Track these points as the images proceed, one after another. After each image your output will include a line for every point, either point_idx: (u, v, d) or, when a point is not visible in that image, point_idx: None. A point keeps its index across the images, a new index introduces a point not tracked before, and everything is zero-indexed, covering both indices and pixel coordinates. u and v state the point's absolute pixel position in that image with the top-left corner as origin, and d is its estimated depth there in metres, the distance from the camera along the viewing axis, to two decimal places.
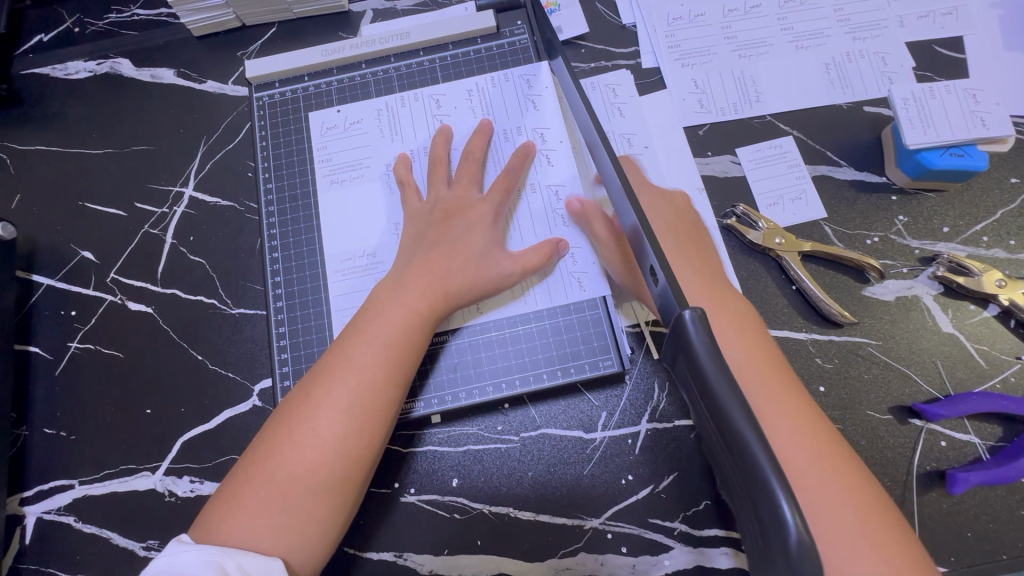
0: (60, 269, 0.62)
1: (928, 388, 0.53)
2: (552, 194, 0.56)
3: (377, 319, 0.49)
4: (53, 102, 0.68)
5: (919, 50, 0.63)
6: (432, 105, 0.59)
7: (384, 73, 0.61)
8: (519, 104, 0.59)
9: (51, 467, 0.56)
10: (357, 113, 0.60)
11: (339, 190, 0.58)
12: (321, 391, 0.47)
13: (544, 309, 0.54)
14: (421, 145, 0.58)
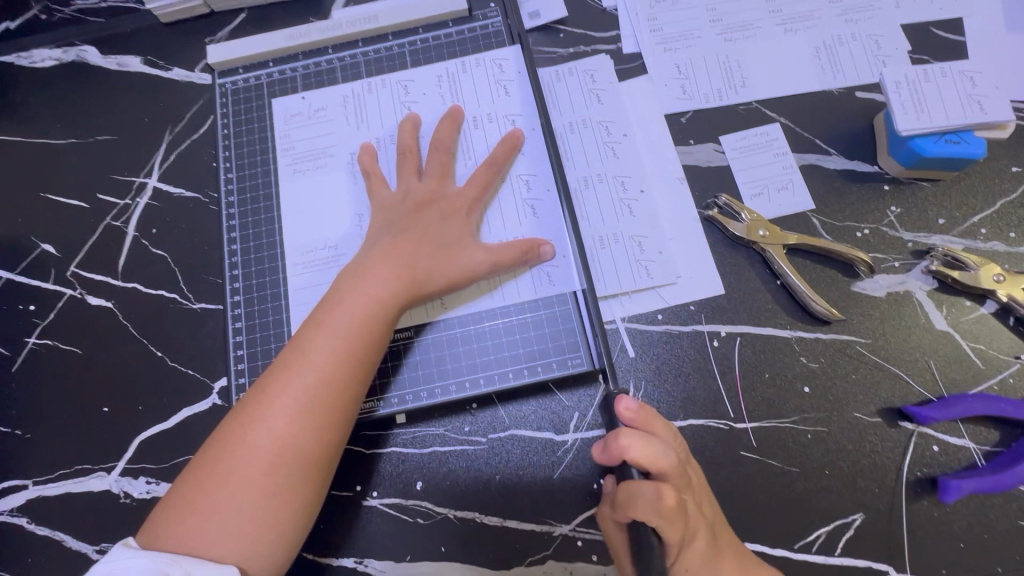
0: (20, 263, 0.60)
1: (921, 389, 0.49)
2: (523, 184, 0.53)
3: (337, 310, 0.46)
4: (17, 92, 0.66)
5: (915, 32, 0.59)
6: (400, 93, 0.57)
7: (352, 59, 0.59)
8: (491, 91, 0.56)
9: (5, 467, 0.54)
10: (324, 101, 0.58)
11: (302, 180, 0.56)
12: (277, 388, 0.44)
13: (513, 304, 0.52)
14: (388, 134, 0.56)
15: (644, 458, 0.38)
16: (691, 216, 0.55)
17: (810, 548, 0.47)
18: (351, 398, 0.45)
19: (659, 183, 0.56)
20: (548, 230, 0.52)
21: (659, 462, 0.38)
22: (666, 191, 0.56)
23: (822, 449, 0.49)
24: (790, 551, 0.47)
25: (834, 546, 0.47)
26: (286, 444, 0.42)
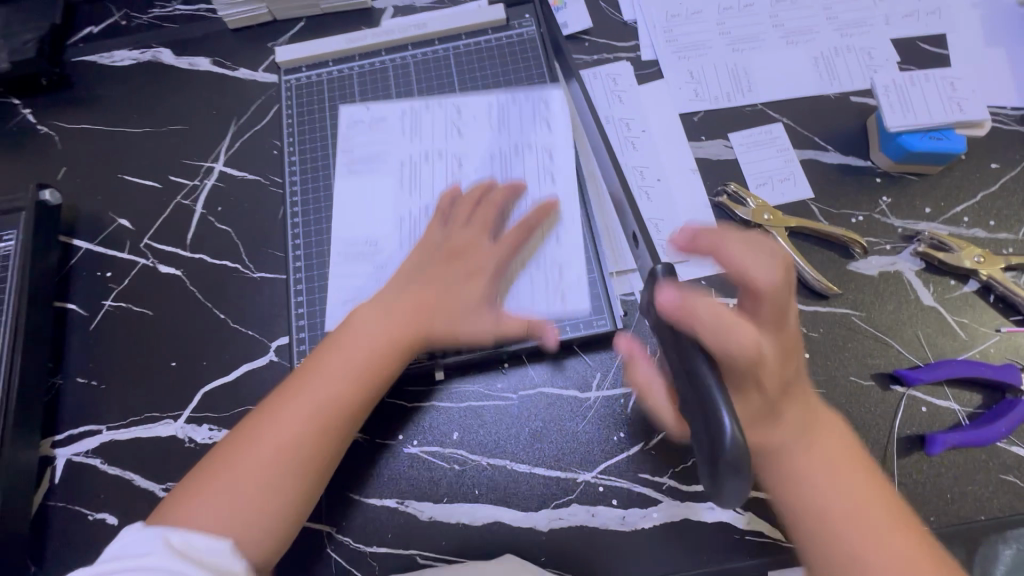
0: (99, 235, 0.67)
1: (910, 357, 0.55)
2: (548, 210, 0.59)
3: (363, 333, 0.50)
4: (100, 87, 0.74)
5: (904, 46, 0.66)
6: (453, 115, 0.63)
7: (412, 76, 0.66)
8: (537, 120, 0.62)
9: (82, 413, 0.60)
10: (382, 113, 0.64)
11: (356, 185, 0.62)
12: (296, 393, 0.47)
13: (532, 269, 0.57)
14: (439, 153, 0.62)
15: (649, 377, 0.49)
16: (702, 202, 0.62)
17: None
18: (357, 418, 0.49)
19: (674, 172, 0.63)
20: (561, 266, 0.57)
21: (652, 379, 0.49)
22: (680, 179, 0.62)
23: None
24: None
25: None
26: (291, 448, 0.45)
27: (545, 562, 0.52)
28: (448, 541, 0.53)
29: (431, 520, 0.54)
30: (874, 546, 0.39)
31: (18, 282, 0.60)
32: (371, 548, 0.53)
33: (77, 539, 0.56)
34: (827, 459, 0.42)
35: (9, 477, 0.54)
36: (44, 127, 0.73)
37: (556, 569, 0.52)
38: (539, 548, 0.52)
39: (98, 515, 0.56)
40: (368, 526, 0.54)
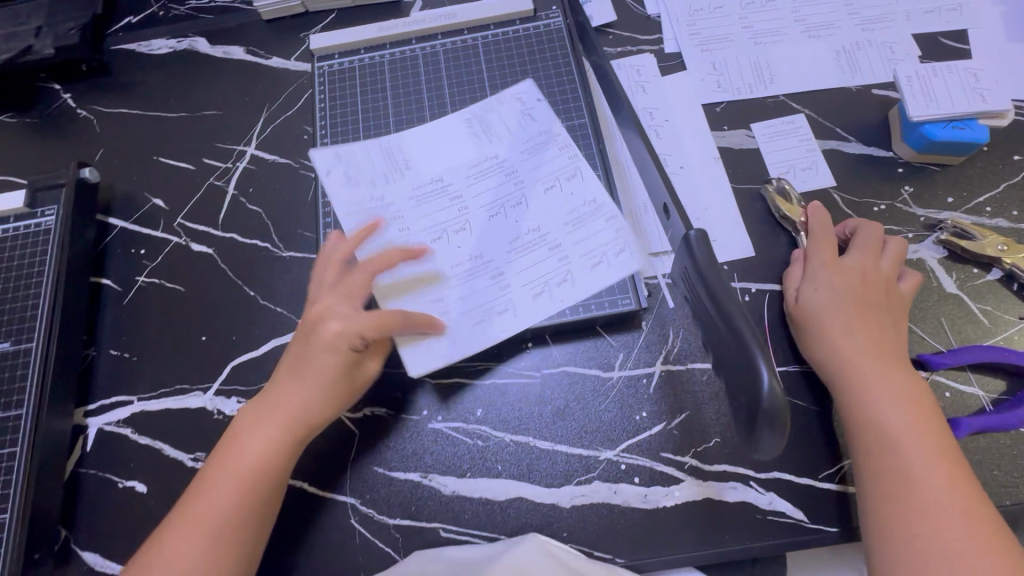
0: (134, 214, 0.69)
1: (933, 342, 0.55)
2: (506, 285, 0.56)
3: (266, 407, 0.53)
4: (137, 73, 0.77)
5: (925, 41, 0.67)
6: (528, 187, 0.59)
7: (531, 125, 0.61)
8: (594, 237, 0.56)
9: (114, 384, 0.61)
10: (474, 141, 0.61)
11: (359, 195, 0.59)
12: (212, 474, 0.50)
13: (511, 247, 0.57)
14: (489, 205, 0.59)
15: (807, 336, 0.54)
16: (725, 189, 0.62)
17: (834, 478, 0.52)
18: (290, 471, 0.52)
19: (696, 160, 0.64)
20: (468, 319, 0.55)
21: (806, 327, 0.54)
22: (702, 167, 0.63)
23: None
24: (815, 479, 0.52)
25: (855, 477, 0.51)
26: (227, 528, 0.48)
27: (567, 537, 0.52)
28: (470, 514, 0.54)
29: (453, 493, 0.54)
30: (927, 466, 0.44)
31: (58, 255, 0.62)
32: (394, 520, 0.54)
33: (107, 505, 0.57)
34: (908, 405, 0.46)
35: (44, 442, 0.56)
36: (84, 111, 0.75)
37: (577, 544, 0.52)
38: (561, 523, 0.53)
39: (128, 483, 0.58)
40: (391, 498, 0.54)
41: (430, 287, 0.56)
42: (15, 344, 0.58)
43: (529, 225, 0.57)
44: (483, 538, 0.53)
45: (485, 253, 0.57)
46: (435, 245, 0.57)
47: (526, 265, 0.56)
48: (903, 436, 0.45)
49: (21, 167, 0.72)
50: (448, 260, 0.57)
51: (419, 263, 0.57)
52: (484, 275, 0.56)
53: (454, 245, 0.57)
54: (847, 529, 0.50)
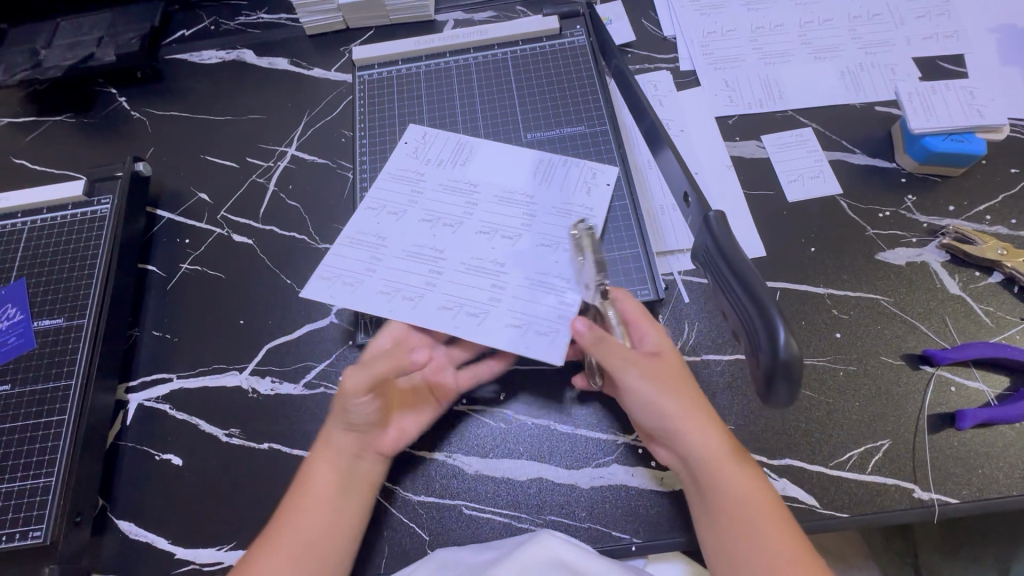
0: (180, 207, 0.74)
1: (938, 340, 0.58)
2: (431, 280, 0.58)
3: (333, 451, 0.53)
4: (188, 80, 0.83)
5: (925, 64, 0.72)
6: (527, 238, 0.60)
7: (583, 196, 0.62)
8: (534, 305, 0.56)
9: (156, 363, 0.65)
10: (527, 174, 0.64)
11: (408, 164, 0.66)
12: (294, 514, 0.51)
13: (476, 260, 0.59)
14: (487, 226, 0.61)
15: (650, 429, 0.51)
16: (738, 194, 0.66)
17: (845, 466, 0.54)
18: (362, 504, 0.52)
19: (709, 167, 0.68)
20: (364, 282, 0.58)
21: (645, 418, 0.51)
22: (715, 174, 0.68)
23: (854, 385, 0.57)
24: (825, 467, 0.54)
25: (865, 466, 0.53)
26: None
27: (585, 517, 0.54)
28: (492, 493, 0.56)
29: (476, 472, 0.56)
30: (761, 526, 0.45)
31: (111, 240, 0.66)
32: (419, 497, 0.56)
33: (143, 476, 0.59)
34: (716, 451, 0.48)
35: (90, 412, 0.59)
36: (137, 113, 0.81)
37: (595, 524, 0.54)
38: (580, 503, 0.55)
39: (164, 456, 0.60)
40: (416, 475, 0.56)
41: (381, 246, 0.60)
42: (67, 321, 0.62)
43: (498, 259, 0.59)
44: (504, 515, 0.55)
45: (444, 251, 0.60)
46: (420, 224, 0.61)
47: (463, 284, 0.58)
48: (727, 488, 0.47)
49: (78, 163, 0.78)
50: (416, 236, 0.61)
51: (391, 227, 0.61)
52: (425, 262, 0.59)
53: (432, 234, 0.61)
54: (857, 515, 0.52)
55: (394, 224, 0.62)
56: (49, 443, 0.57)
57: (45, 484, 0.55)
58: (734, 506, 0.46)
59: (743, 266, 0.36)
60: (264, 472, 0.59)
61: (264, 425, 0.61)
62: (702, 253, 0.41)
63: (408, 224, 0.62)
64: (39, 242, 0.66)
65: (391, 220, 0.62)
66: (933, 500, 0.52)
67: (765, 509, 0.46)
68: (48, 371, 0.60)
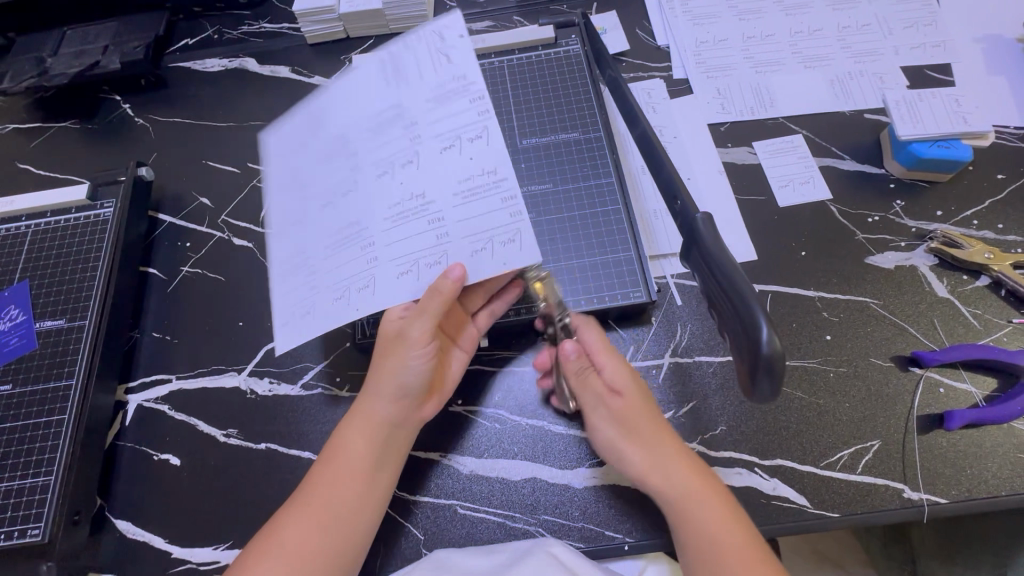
0: (181, 211, 0.75)
1: (926, 342, 0.59)
2: (370, 257, 0.51)
3: (371, 420, 0.53)
4: (191, 88, 0.84)
5: (912, 73, 0.74)
6: (425, 144, 0.51)
7: (445, 68, 0.51)
8: (482, 219, 0.50)
9: (155, 364, 0.66)
10: (382, 82, 0.53)
11: (286, 155, 0.57)
12: (326, 481, 0.51)
13: (399, 210, 0.51)
14: (381, 161, 0.52)
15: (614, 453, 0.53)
16: (730, 199, 0.67)
17: (836, 466, 0.54)
18: (389, 477, 0.53)
19: (702, 173, 0.69)
20: (314, 304, 0.53)
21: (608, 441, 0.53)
22: (707, 179, 0.69)
23: (844, 385, 0.57)
24: (815, 467, 0.54)
25: (855, 466, 0.54)
26: (314, 551, 0.48)
27: (579, 517, 0.55)
28: (486, 493, 0.56)
29: (470, 472, 0.57)
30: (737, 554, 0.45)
31: (113, 243, 0.67)
32: (415, 497, 0.56)
33: (143, 476, 0.60)
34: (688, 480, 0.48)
35: (90, 412, 0.59)
36: (140, 120, 0.82)
37: (589, 523, 0.54)
38: (574, 503, 0.55)
39: (162, 456, 0.61)
40: (411, 475, 0.57)
41: (307, 261, 0.54)
42: (69, 321, 0.63)
43: (416, 193, 0.51)
44: (498, 515, 0.55)
45: (362, 220, 0.52)
46: (323, 211, 0.54)
47: (401, 236, 0.51)
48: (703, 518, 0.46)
49: (82, 169, 0.79)
50: (330, 229, 0.53)
51: (304, 237, 0.54)
52: (353, 245, 0.52)
53: (340, 213, 0.53)
54: (847, 515, 0.52)
55: (303, 230, 0.54)
56: (50, 442, 0.57)
57: (45, 482, 0.56)
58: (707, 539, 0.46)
59: (729, 266, 0.37)
60: (261, 472, 0.60)
61: (261, 425, 0.62)
62: (690, 255, 0.42)
63: (313, 222, 0.54)
64: (41, 245, 0.67)
65: (300, 230, 0.55)
66: (923, 499, 0.53)
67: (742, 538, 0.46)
68: (48, 371, 0.61)
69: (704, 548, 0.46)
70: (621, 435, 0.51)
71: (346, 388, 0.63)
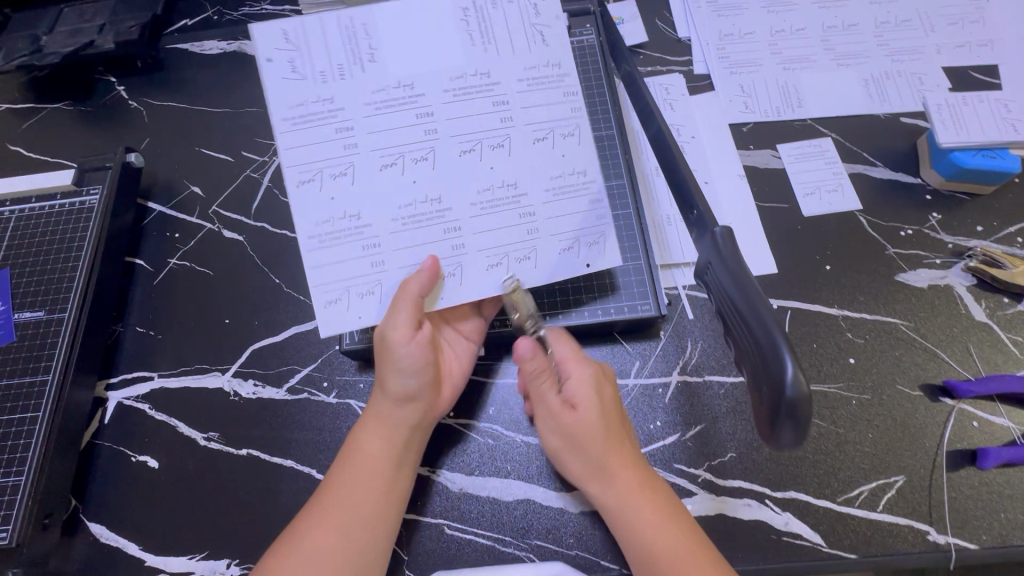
0: (171, 200, 0.72)
1: (960, 370, 0.54)
2: (456, 244, 0.49)
3: (386, 421, 0.49)
4: (184, 71, 0.80)
5: (956, 74, 0.68)
6: (515, 132, 0.50)
7: (539, 48, 0.51)
8: (573, 218, 0.50)
9: (138, 360, 0.63)
10: (462, 45, 0.49)
11: (303, 90, 0.47)
12: (343, 485, 0.48)
13: (480, 193, 0.49)
14: (465, 137, 0.49)
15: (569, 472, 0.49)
16: (749, 205, 0.62)
17: (855, 502, 0.50)
18: (406, 482, 0.49)
19: (721, 177, 0.64)
20: (379, 283, 0.48)
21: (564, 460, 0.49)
22: (726, 184, 0.64)
23: (868, 414, 0.53)
24: (833, 503, 0.50)
25: (876, 503, 0.50)
26: (331, 556, 0.44)
27: (573, 544, 0.51)
28: (475, 513, 0.52)
29: (460, 491, 0.53)
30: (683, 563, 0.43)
31: (98, 231, 0.64)
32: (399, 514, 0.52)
33: (119, 478, 0.57)
34: (636, 489, 0.47)
35: (66, 409, 0.57)
36: (134, 103, 0.79)
37: (583, 551, 0.51)
38: (569, 529, 0.52)
39: (140, 458, 0.58)
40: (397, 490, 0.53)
41: (363, 229, 0.48)
42: (49, 313, 0.60)
43: (505, 180, 0.49)
44: (487, 537, 0.52)
45: (441, 198, 0.48)
46: (382, 173, 0.48)
47: (492, 228, 0.49)
48: (652, 531, 0.45)
49: (75, 153, 0.76)
50: (395, 196, 0.48)
51: (353, 199, 0.48)
52: (427, 222, 0.48)
53: (408, 179, 0.48)
54: (865, 556, 0.48)
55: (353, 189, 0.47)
56: (21, 440, 0.54)
57: (15, 483, 0.53)
58: (655, 549, 0.44)
59: (748, 288, 0.32)
60: (241, 479, 0.57)
61: (244, 430, 0.59)
62: (703, 273, 0.37)
63: (366, 182, 0.48)
64: (24, 231, 0.64)
65: (343, 188, 0.47)
66: (950, 544, 0.48)
67: (689, 546, 0.44)
68: (25, 365, 0.58)
69: (637, 551, 0.45)
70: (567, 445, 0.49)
71: (333, 394, 0.60)
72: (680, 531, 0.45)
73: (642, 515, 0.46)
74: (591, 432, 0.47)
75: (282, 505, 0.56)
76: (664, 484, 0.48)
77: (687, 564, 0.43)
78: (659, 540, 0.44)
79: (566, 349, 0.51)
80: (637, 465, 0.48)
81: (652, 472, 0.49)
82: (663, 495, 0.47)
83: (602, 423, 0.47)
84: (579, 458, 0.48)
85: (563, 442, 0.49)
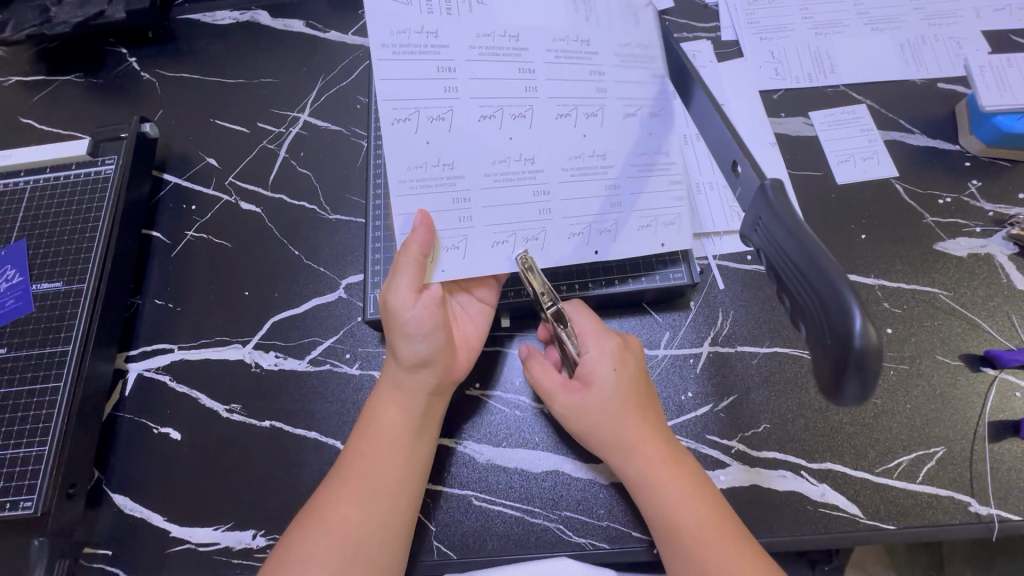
0: (186, 172, 0.70)
1: (1000, 340, 0.53)
2: (543, 208, 0.47)
3: (403, 389, 0.49)
4: (196, 42, 0.78)
5: (995, 38, 0.66)
6: (608, 104, 0.47)
7: (636, 25, 0.48)
8: (652, 197, 0.49)
9: (157, 332, 0.62)
10: (567, 9, 0.46)
11: (406, 18, 0.43)
12: (362, 456, 0.47)
13: (569, 163, 0.47)
14: (563, 100, 0.46)
15: (593, 447, 0.48)
16: (781, 174, 0.60)
17: (893, 473, 0.49)
18: (427, 451, 0.49)
19: (752, 144, 0.62)
20: (466, 240, 0.46)
21: (587, 437, 0.48)
22: (758, 151, 0.62)
23: (909, 385, 0.52)
24: (871, 474, 0.49)
25: (915, 474, 0.49)
26: (362, 529, 0.44)
27: (604, 515, 0.50)
28: (504, 484, 0.52)
29: (487, 461, 0.52)
30: (714, 546, 0.42)
31: (115, 201, 0.63)
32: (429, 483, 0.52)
33: (141, 450, 0.57)
34: (664, 466, 0.45)
35: (87, 380, 0.56)
36: (146, 74, 0.77)
37: (614, 523, 0.50)
38: (598, 500, 0.51)
39: (163, 429, 0.58)
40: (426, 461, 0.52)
41: (455, 181, 0.45)
42: (67, 284, 0.59)
43: (596, 149, 0.47)
44: (516, 509, 0.51)
45: (535, 158, 0.46)
46: (480, 125, 0.45)
47: (579, 196, 0.47)
48: (680, 511, 0.44)
49: (88, 125, 0.75)
50: (489, 151, 0.46)
51: (449, 146, 0.45)
52: (518, 183, 0.46)
53: (504, 135, 0.46)
54: (903, 527, 0.47)
55: (450, 137, 0.45)
56: (44, 410, 0.54)
57: (38, 452, 0.52)
58: (681, 528, 0.43)
59: (808, 242, 0.30)
60: (264, 450, 0.56)
61: (267, 402, 0.58)
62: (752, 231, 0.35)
63: (463, 132, 0.45)
64: (40, 202, 0.63)
65: (438, 133, 0.45)
66: (992, 515, 0.47)
67: (720, 526, 0.43)
68: (45, 336, 0.57)
69: (661, 529, 0.44)
70: (593, 422, 0.47)
71: (356, 365, 0.59)
72: (711, 510, 0.44)
73: (671, 493, 0.44)
74: (609, 408, 0.47)
75: (306, 476, 0.55)
76: (696, 462, 0.48)
77: (716, 541, 0.42)
78: (681, 516, 0.43)
79: (587, 322, 0.51)
80: (667, 440, 0.47)
81: (684, 451, 0.48)
82: (693, 472, 0.46)
83: (623, 399, 0.47)
84: (608, 434, 0.47)
85: (586, 419, 0.48)
